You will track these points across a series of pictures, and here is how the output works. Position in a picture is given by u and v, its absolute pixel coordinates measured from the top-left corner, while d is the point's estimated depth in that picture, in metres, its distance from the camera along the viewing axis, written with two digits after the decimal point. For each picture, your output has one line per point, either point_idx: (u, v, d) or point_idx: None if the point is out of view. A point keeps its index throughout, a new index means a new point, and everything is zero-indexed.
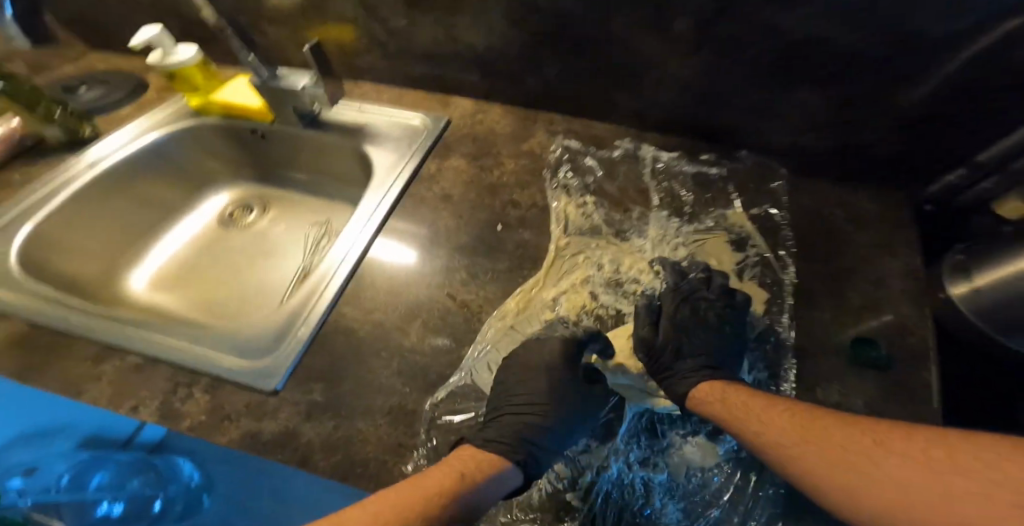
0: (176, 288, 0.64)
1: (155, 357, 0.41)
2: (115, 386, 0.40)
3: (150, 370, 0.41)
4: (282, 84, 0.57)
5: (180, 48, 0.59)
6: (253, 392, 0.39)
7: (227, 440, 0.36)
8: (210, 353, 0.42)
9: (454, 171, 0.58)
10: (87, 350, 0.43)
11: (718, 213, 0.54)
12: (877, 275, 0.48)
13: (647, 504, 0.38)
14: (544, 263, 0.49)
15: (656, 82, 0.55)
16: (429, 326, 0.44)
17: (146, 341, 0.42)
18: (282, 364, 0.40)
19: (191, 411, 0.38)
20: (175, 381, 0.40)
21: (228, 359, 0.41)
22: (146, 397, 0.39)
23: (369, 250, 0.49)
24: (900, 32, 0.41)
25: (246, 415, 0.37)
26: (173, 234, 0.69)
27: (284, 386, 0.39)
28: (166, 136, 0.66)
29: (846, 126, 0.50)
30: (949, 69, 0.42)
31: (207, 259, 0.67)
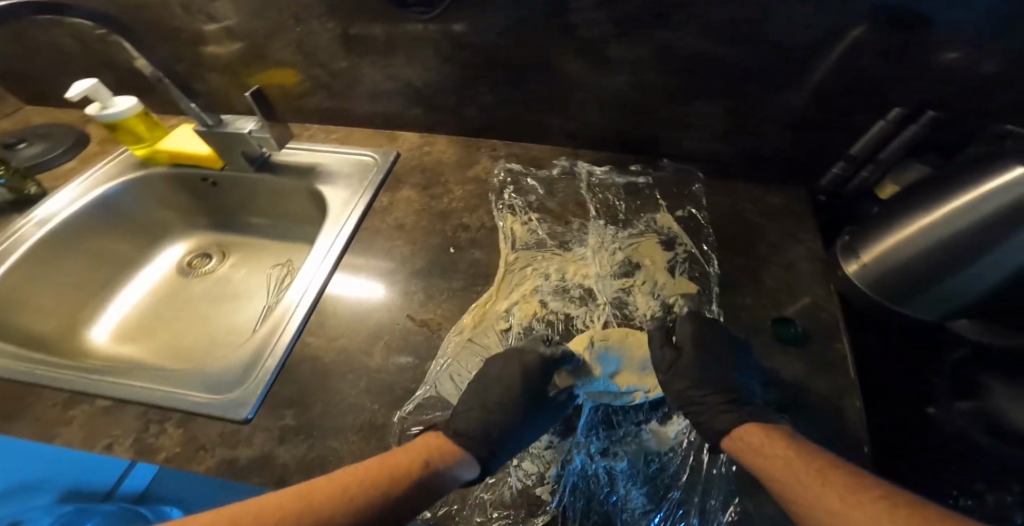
0: (140, 338, 0.66)
1: (122, 399, 0.44)
2: (85, 428, 0.43)
3: (120, 411, 0.44)
4: (227, 129, 0.61)
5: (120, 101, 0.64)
6: (226, 423, 0.42)
7: (204, 469, 0.40)
8: (176, 392, 0.45)
9: (407, 201, 0.62)
10: (59, 397, 0.45)
11: (648, 217, 0.60)
12: (786, 260, 0.56)
13: (612, 491, 0.42)
14: (495, 278, 0.54)
15: (582, 103, 0.62)
16: (390, 347, 0.48)
17: (112, 385, 0.45)
18: (252, 395, 0.44)
19: (165, 444, 0.41)
20: (145, 419, 0.43)
21: (195, 396, 0.44)
22: (119, 436, 0.42)
23: (327, 284, 0.53)
24: (765, 44, 0.50)
25: (220, 444, 0.41)
26: (133, 286, 0.71)
27: (255, 415, 0.43)
28: (118, 188, 0.68)
29: (745, 130, 0.59)
30: (820, 73, 0.50)
31: (170, 307, 0.70)
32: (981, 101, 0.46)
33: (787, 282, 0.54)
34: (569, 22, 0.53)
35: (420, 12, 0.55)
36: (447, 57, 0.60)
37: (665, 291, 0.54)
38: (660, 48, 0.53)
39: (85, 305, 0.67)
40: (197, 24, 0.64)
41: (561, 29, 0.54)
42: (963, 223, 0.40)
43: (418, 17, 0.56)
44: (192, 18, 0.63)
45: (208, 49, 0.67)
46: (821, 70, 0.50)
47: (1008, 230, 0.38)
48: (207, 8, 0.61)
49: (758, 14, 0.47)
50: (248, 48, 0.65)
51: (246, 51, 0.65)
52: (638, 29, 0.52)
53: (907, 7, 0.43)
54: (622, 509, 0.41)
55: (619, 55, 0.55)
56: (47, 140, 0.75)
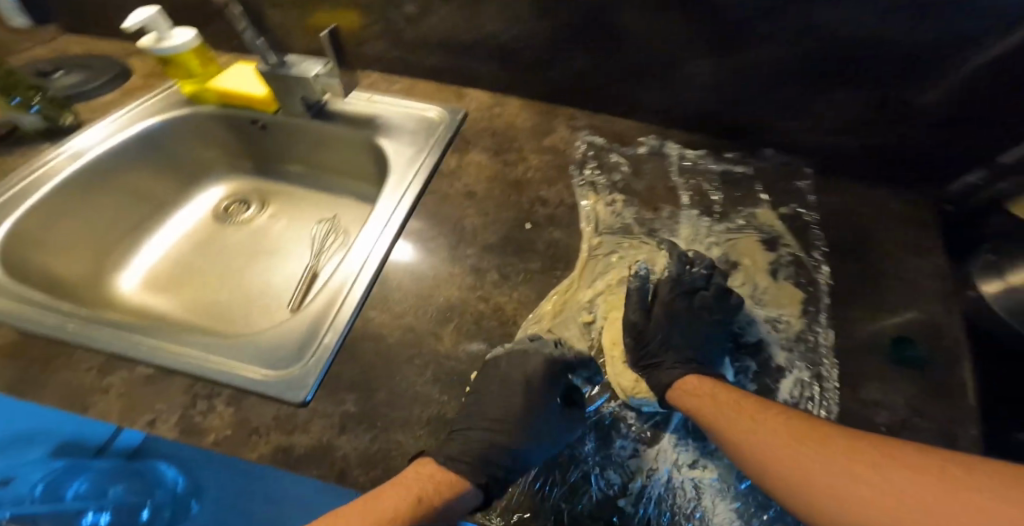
0: (172, 289, 0.61)
1: (165, 368, 0.39)
2: (125, 400, 0.38)
3: (163, 382, 0.39)
4: (292, 71, 0.55)
5: (176, 32, 0.57)
6: (283, 405, 0.37)
7: (258, 456, 0.35)
8: (226, 363, 0.40)
9: (477, 167, 0.56)
10: (94, 360, 0.40)
11: (748, 212, 0.53)
12: (907, 274, 0.49)
13: (699, 507, 0.36)
14: (577, 263, 0.48)
15: (684, 77, 0.54)
16: (461, 331, 0.42)
17: (155, 351, 0.40)
18: (310, 373, 0.39)
19: (214, 425, 0.36)
20: (192, 393, 0.38)
21: (249, 370, 0.39)
22: (163, 411, 0.37)
23: (390, 252, 0.47)
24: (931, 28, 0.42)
25: (276, 429, 0.36)
26: (164, 231, 0.66)
27: (313, 397, 0.38)
28: (158, 125, 0.62)
29: (873, 123, 0.51)
30: (984, 63, 0.42)
31: (203, 257, 0.64)
32: None
33: (908, 299, 0.47)
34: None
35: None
36: (538, 9, 0.52)
37: (768, 298, 0.48)
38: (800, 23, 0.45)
39: (114, 252, 0.62)
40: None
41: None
42: None
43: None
44: None
45: None
46: (984, 66, 0.42)
47: None
48: None
49: None
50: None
51: None
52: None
53: None
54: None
55: (746, 26, 0.47)
56: (84, 69, 0.68)
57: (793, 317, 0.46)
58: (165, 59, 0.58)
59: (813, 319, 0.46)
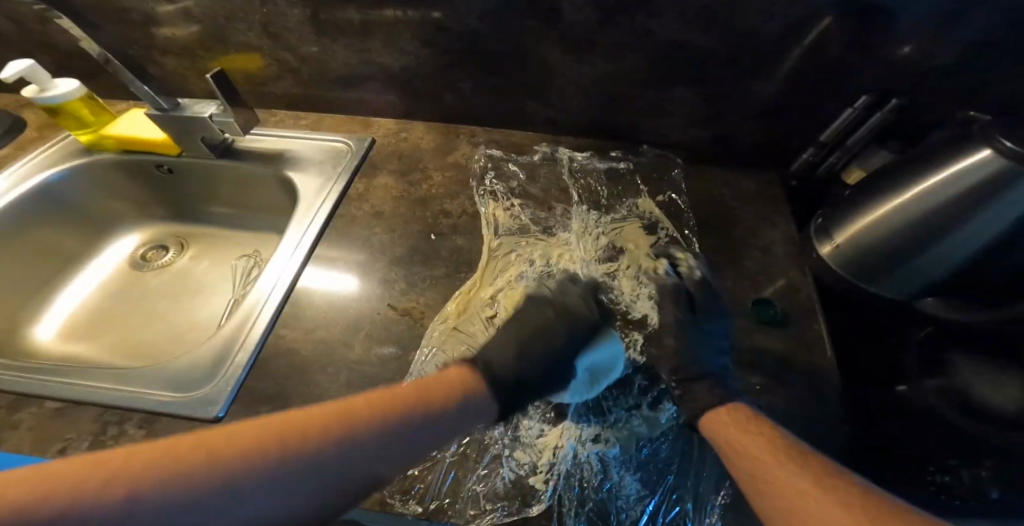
0: (92, 336, 0.61)
1: (75, 400, 0.40)
2: (35, 433, 0.39)
3: (74, 413, 0.40)
4: (186, 113, 0.57)
5: (60, 82, 0.58)
6: (197, 422, 0.39)
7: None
8: (137, 391, 0.41)
9: (384, 188, 0.60)
10: (4, 401, 0.41)
11: (630, 202, 0.60)
12: (763, 242, 0.57)
13: (606, 478, 0.42)
14: (479, 265, 0.52)
15: (561, 89, 0.61)
16: (371, 339, 0.46)
17: (64, 386, 0.41)
18: (223, 391, 0.41)
19: (127, 448, 0.38)
20: (103, 421, 0.39)
21: (162, 393, 0.41)
22: (75, 439, 0.38)
23: (300, 278, 0.50)
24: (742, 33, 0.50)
25: None
26: (82, 279, 0.66)
27: (227, 412, 0.40)
28: (61, 174, 0.62)
29: (721, 114, 0.59)
30: (794, 59, 0.51)
31: (123, 303, 0.65)
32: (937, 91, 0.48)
33: (764, 264, 0.55)
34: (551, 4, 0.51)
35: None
36: (424, 40, 0.57)
37: (649, 275, 0.54)
38: (643, 36, 0.52)
39: (26, 303, 0.61)
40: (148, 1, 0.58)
41: (543, 12, 0.52)
42: (921, 207, 0.43)
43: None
44: None
45: (158, 29, 0.61)
46: (791, 61, 0.51)
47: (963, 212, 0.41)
48: None
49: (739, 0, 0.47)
50: (207, 30, 0.60)
51: (203, 33, 0.61)
52: (621, 16, 0.51)
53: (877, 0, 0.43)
54: (616, 496, 0.41)
55: (602, 41, 0.54)
56: None
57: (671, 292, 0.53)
58: (54, 109, 0.59)
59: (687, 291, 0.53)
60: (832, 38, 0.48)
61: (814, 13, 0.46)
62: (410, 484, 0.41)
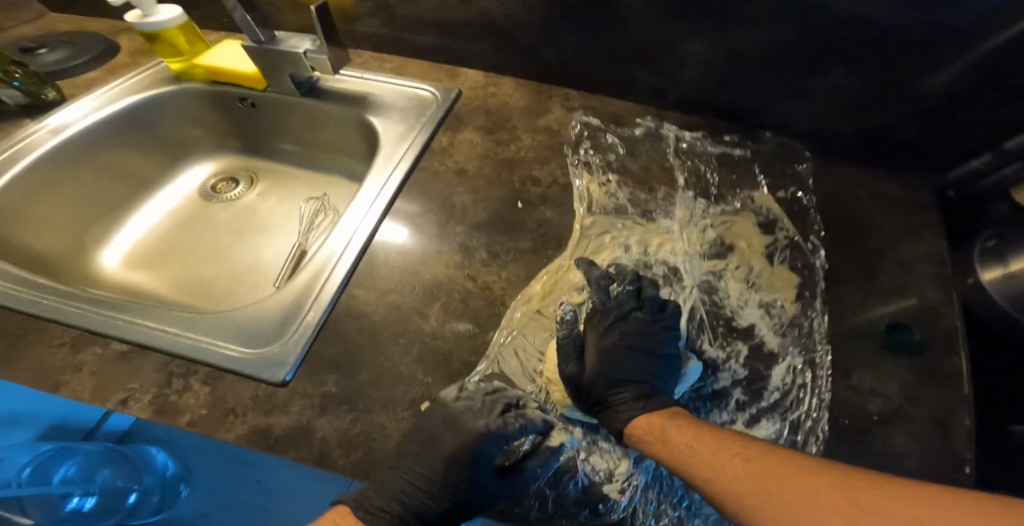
0: (156, 268, 0.60)
1: (140, 345, 0.38)
2: (99, 378, 0.37)
3: (139, 360, 0.38)
4: (280, 47, 0.53)
5: (162, 8, 0.56)
6: (261, 383, 0.36)
7: (234, 436, 0.34)
8: (205, 341, 0.39)
9: (468, 145, 0.54)
10: (71, 336, 0.39)
11: (745, 194, 0.52)
12: (904, 258, 0.48)
13: (687, 495, 0.36)
14: (569, 243, 0.47)
15: (680, 57, 0.53)
16: (448, 311, 0.41)
17: (134, 327, 0.39)
18: (290, 352, 0.38)
19: (189, 405, 0.35)
20: (168, 372, 0.37)
21: (231, 347, 0.38)
22: (138, 389, 0.36)
23: (376, 233, 0.46)
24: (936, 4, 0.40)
25: (253, 409, 0.35)
26: (151, 207, 0.65)
27: (293, 377, 0.37)
28: (141, 102, 0.60)
29: (872, 104, 0.49)
30: (996, 41, 0.41)
31: (189, 236, 0.63)
32: None
33: (906, 284, 0.46)
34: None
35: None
36: None
37: (763, 281, 0.47)
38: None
39: (96, 231, 0.60)
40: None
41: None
42: None
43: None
44: None
45: None
46: (994, 45, 0.41)
47: None
48: None
49: None
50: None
51: None
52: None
53: None
54: (695, 514, 0.36)
55: (746, 1, 0.45)
56: (69, 46, 0.67)
57: (786, 302, 0.45)
58: (151, 35, 0.57)
59: (807, 304, 0.45)
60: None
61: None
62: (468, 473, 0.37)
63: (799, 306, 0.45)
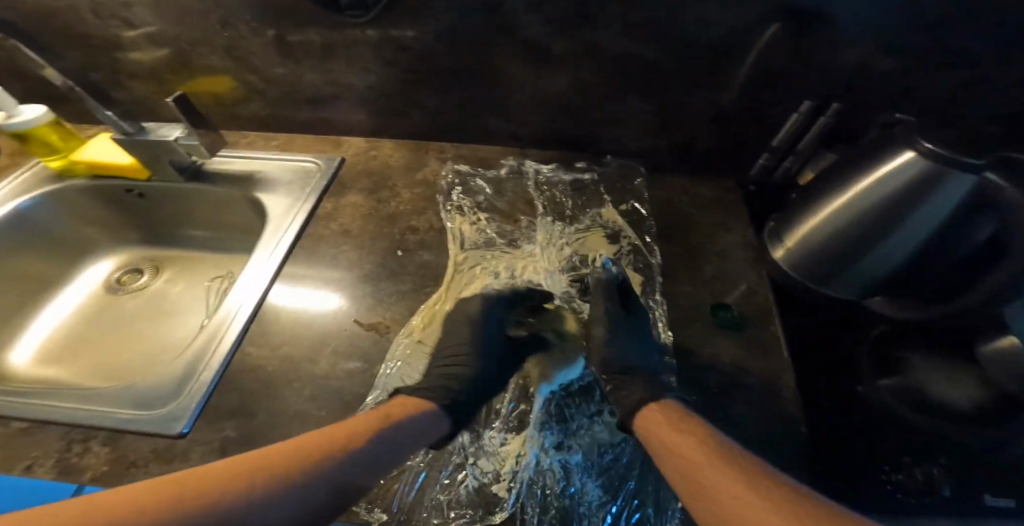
0: (66, 359, 0.62)
1: (44, 417, 0.41)
2: (3, 451, 0.40)
3: (41, 432, 0.41)
4: (153, 137, 0.58)
5: (28, 110, 0.59)
6: (161, 438, 0.40)
7: (137, 485, 0.38)
8: (105, 410, 0.42)
9: (352, 207, 0.61)
10: None
11: (593, 212, 0.61)
12: (722, 248, 0.58)
13: (569, 484, 0.43)
14: (444, 279, 0.54)
15: (521, 105, 0.63)
16: (337, 353, 0.47)
17: (32, 406, 0.42)
18: (187, 407, 0.42)
19: (92, 463, 0.39)
20: (69, 438, 0.40)
21: (127, 411, 0.42)
22: (41, 456, 0.39)
23: (267, 295, 0.51)
24: (687, 44, 0.52)
25: (154, 460, 0.39)
26: (56, 304, 0.67)
27: (192, 427, 0.41)
28: (37, 198, 0.63)
29: (675, 124, 0.61)
30: (738, 68, 0.53)
31: (100, 326, 0.66)
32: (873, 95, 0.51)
33: (723, 268, 0.56)
34: (503, 22, 0.53)
35: (354, 14, 0.54)
36: (386, 59, 0.59)
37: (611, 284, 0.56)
38: (594, 48, 0.54)
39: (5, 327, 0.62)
40: (116, 29, 0.60)
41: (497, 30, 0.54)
42: (862, 207, 0.44)
43: (354, 21, 0.55)
44: (106, 24, 0.59)
45: (126, 54, 0.63)
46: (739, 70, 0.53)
47: (900, 211, 0.42)
48: (124, 14, 0.58)
49: (679, 13, 0.49)
50: (173, 55, 0.62)
51: (170, 57, 0.62)
52: (572, 30, 0.53)
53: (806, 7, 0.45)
54: (580, 502, 0.42)
55: (554, 56, 0.56)
56: None
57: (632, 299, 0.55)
58: (21, 137, 0.60)
59: (649, 298, 0.55)
60: (772, 46, 0.50)
61: (752, 23, 0.48)
62: (376, 493, 0.42)
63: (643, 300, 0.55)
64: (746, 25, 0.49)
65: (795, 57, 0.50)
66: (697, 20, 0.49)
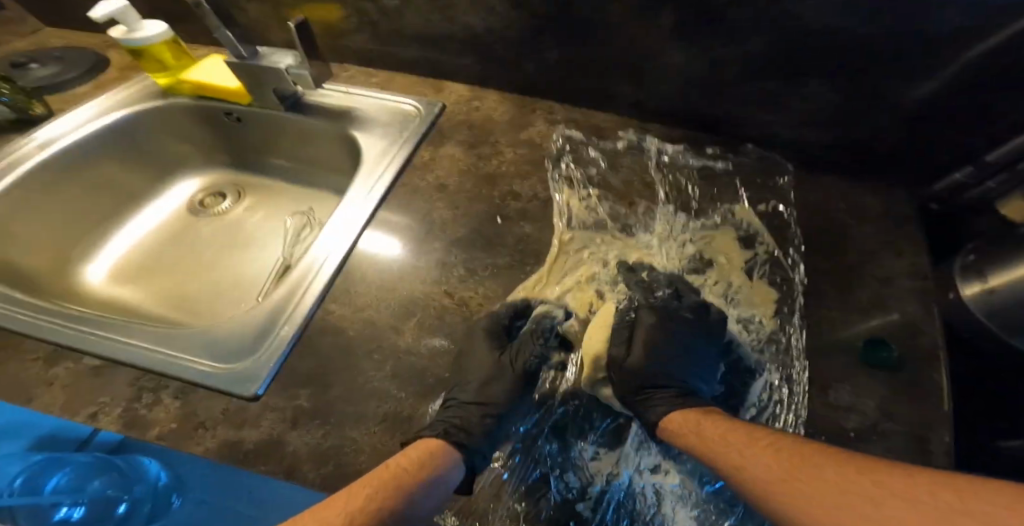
0: (142, 282, 0.61)
1: (115, 359, 0.39)
2: (68, 391, 0.37)
3: (111, 374, 0.38)
4: (261, 63, 0.55)
5: (147, 24, 0.57)
6: (233, 398, 0.37)
7: (203, 450, 0.34)
8: (176, 356, 0.39)
9: (450, 161, 0.55)
10: (44, 351, 0.40)
11: (725, 208, 0.52)
12: (885, 274, 0.47)
13: (659, 512, 0.36)
14: (547, 258, 0.47)
15: (659, 72, 0.53)
16: (422, 326, 0.42)
17: (106, 342, 0.40)
18: (262, 367, 0.38)
19: (159, 419, 0.36)
20: (139, 386, 0.38)
21: (200, 362, 0.39)
22: (107, 403, 0.36)
23: (358, 243, 0.47)
24: (908, 18, 0.40)
25: (223, 423, 0.35)
26: (136, 223, 0.66)
27: (265, 391, 0.37)
28: (129, 116, 0.61)
29: (850, 116, 0.49)
30: (968, 55, 0.41)
31: (176, 250, 0.64)
32: None
33: (886, 301, 0.45)
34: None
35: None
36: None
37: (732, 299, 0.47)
38: (779, 11, 0.43)
39: (84, 245, 0.61)
40: None
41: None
42: None
43: None
44: None
45: None
46: (970, 59, 0.41)
47: None
48: None
49: None
50: None
51: None
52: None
53: None
54: None
55: (720, 17, 0.46)
56: (61, 62, 0.68)
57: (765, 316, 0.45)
58: (138, 53, 0.58)
59: (785, 320, 0.44)
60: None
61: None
62: (450, 492, 0.37)
63: (778, 322, 0.44)
64: (1009, 2, 0.36)
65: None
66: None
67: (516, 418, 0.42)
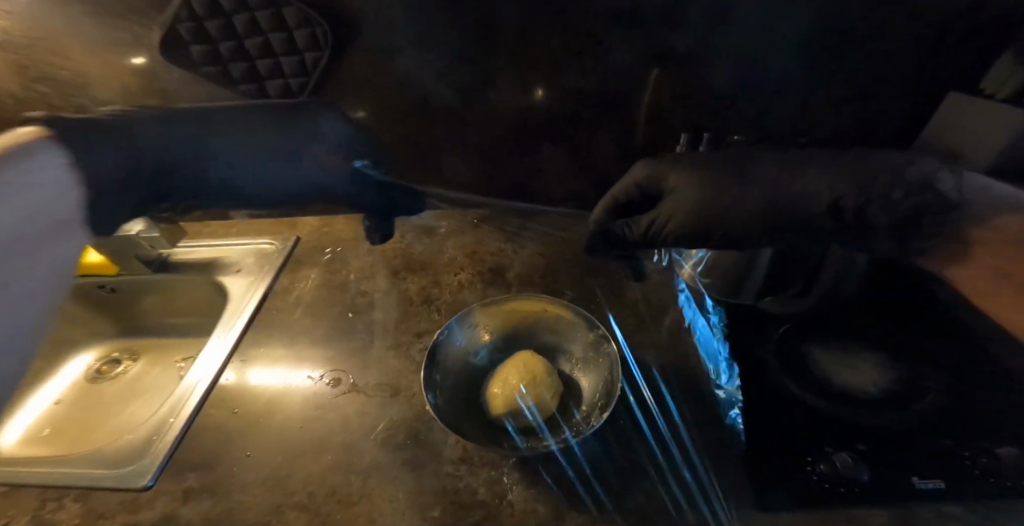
0: (45, 445, 0.65)
1: (21, 481, 0.49)
2: None
3: (17, 494, 0.48)
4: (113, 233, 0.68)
5: None
6: (129, 492, 0.47)
7: None
8: (75, 472, 0.49)
9: (306, 281, 0.69)
10: None
11: (523, 251, 0.69)
12: (641, 272, 0.65)
13: (502, 499, 0.43)
14: (391, 331, 0.61)
15: (452, 168, 0.70)
16: (292, 405, 0.54)
17: (12, 472, 0.49)
18: (152, 466, 0.49)
19: (63, 518, 0.45)
20: (42, 497, 0.47)
21: (95, 471, 0.49)
22: (15, 514, 0.46)
23: (216, 381, 0.58)
24: (572, 93, 0.60)
25: (120, 511, 0.46)
26: (41, 393, 0.72)
27: (156, 480, 0.48)
28: None
29: (587, 166, 0.68)
30: (626, 113, 0.61)
31: (78, 411, 0.70)
32: (734, 113, 0.60)
33: (645, 292, 0.62)
34: (420, 95, 0.61)
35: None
36: None
37: (549, 339, 0.54)
38: (501, 109, 0.63)
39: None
40: None
41: (419, 100, 0.62)
42: None
43: None
44: None
45: None
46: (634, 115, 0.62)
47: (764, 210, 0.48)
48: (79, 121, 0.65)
49: (558, 68, 0.58)
50: None
51: None
52: (479, 94, 0.61)
53: (662, 47, 0.55)
54: (509, 511, 0.42)
55: (469, 120, 0.64)
56: None
57: (573, 339, 0.52)
58: None
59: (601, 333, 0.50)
60: (661, 85, 0.58)
61: (629, 70, 0.57)
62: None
63: (579, 341, 0.52)
64: (619, 74, 0.58)
65: (671, 94, 0.59)
66: (579, 73, 0.58)
67: (379, 442, 0.49)
